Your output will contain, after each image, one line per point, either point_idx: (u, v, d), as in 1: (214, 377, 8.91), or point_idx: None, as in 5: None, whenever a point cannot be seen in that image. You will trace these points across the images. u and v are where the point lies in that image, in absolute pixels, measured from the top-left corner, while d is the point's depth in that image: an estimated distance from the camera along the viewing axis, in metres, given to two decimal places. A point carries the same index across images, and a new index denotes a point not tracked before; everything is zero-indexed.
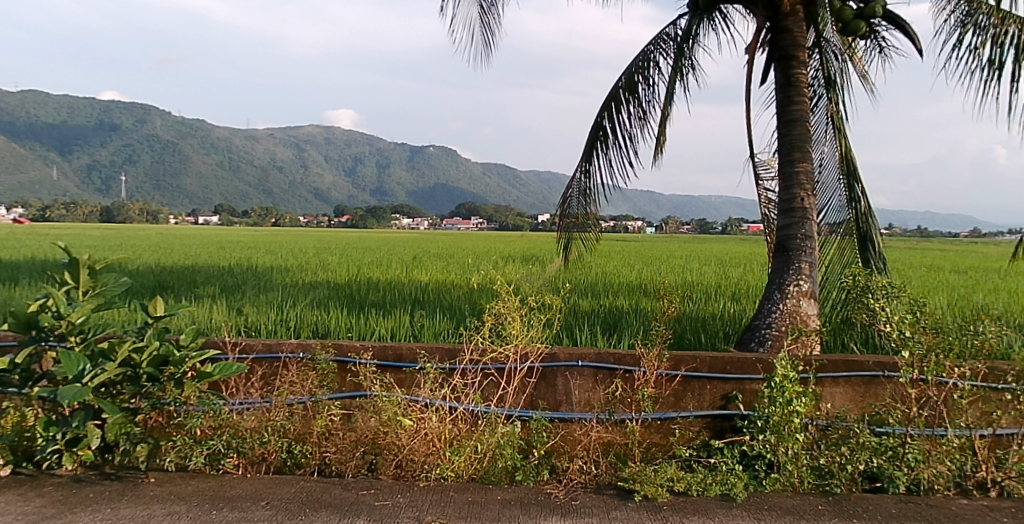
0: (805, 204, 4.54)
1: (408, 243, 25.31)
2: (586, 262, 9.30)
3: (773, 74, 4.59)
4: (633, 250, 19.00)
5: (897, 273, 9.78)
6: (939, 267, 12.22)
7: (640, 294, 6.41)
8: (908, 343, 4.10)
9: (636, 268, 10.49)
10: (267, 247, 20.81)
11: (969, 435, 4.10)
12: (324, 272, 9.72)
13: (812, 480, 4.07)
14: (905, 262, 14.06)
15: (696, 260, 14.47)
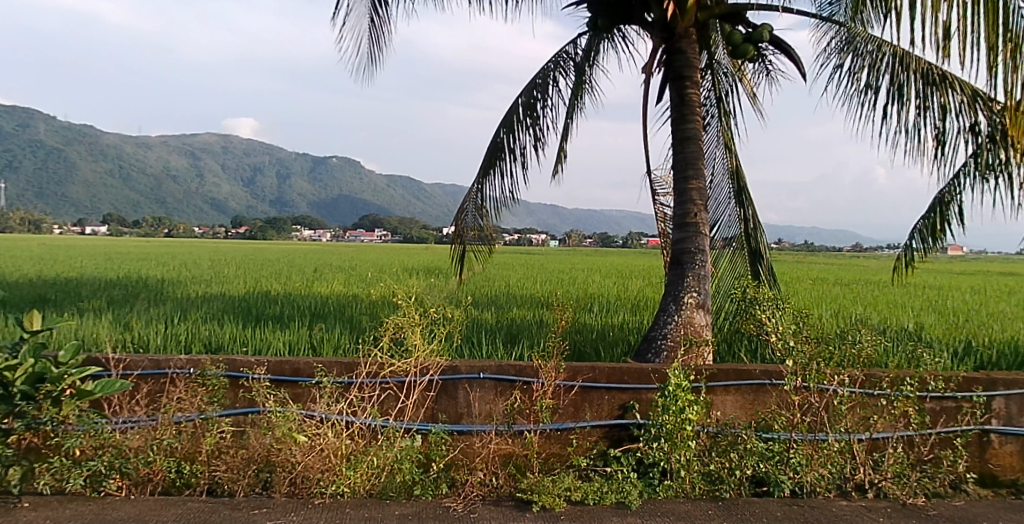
0: (698, 218, 4.69)
1: (319, 256, 24.91)
2: (490, 275, 9.38)
3: (668, 93, 4.75)
4: (533, 263, 19.46)
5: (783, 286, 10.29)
6: (817, 280, 13.01)
7: (543, 306, 6.49)
8: (791, 352, 4.31)
9: (540, 281, 10.64)
10: (163, 259, 20.14)
11: (847, 439, 4.29)
12: (221, 284, 9.42)
13: (702, 485, 4.21)
14: (806, 275, 14.75)
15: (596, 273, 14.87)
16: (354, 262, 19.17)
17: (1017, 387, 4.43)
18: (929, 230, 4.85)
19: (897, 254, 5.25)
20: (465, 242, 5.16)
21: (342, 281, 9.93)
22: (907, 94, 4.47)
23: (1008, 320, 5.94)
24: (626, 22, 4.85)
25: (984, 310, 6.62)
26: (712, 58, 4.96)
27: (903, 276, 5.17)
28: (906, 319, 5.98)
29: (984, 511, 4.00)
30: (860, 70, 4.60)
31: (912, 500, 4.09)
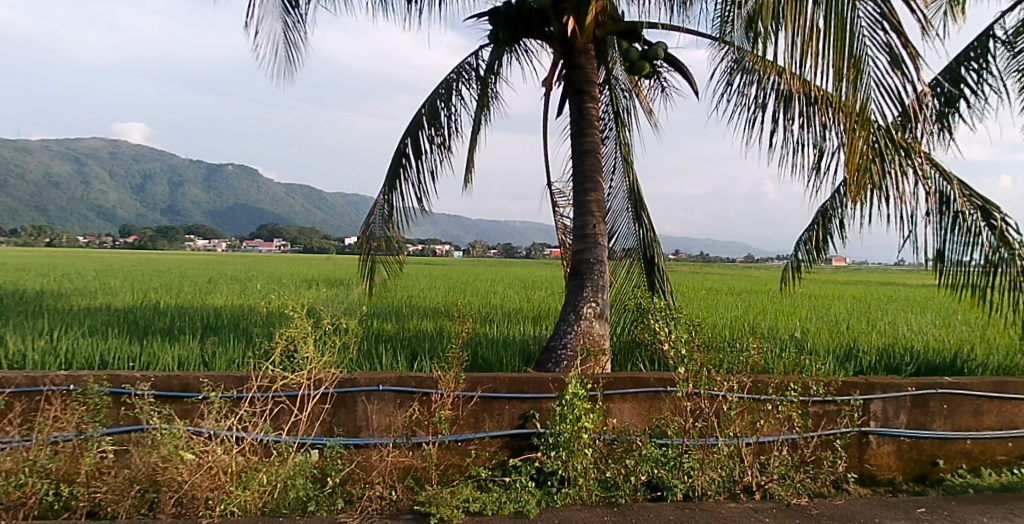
0: (597, 230, 4.80)
1: (228, 266, 24.23)
2: (395, 287, 9.33)
3: (567, 107, 4.85)
4: (444, 273, 19.52)
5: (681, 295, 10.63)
6: (712, 289, 13.56)
7: (446, 316, 6.48)
8: (683, 359, 4.42)
9: (447, 292, 10.63)
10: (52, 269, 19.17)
11: (736, 443, 4.42)
12: (110, 295, 9.02)
13: (598, 492, 4.29)
14: (711, 285, 15.26)
15: (506, 283, 15.00)
16: (270, 273, 18.68)
17: (894, 391, 4.53)
18: (811, 241, 5.10)
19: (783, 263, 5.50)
20: (373, 255, 5.09)
21: (247, 293, 9.66)
22: (790, 113, 4.67)
23: (888, 328, 6.26)
24: (527, 36, 4.93)
25: (869, 318, 6.96)
26: (610, 74, 5.09)
27: (790, 285, 5.39)
28: (793, 327, 6.25)
29: (862, 509, 4.15)
30: (745, 88, 4.81)
31: (795, 500, 4.24)
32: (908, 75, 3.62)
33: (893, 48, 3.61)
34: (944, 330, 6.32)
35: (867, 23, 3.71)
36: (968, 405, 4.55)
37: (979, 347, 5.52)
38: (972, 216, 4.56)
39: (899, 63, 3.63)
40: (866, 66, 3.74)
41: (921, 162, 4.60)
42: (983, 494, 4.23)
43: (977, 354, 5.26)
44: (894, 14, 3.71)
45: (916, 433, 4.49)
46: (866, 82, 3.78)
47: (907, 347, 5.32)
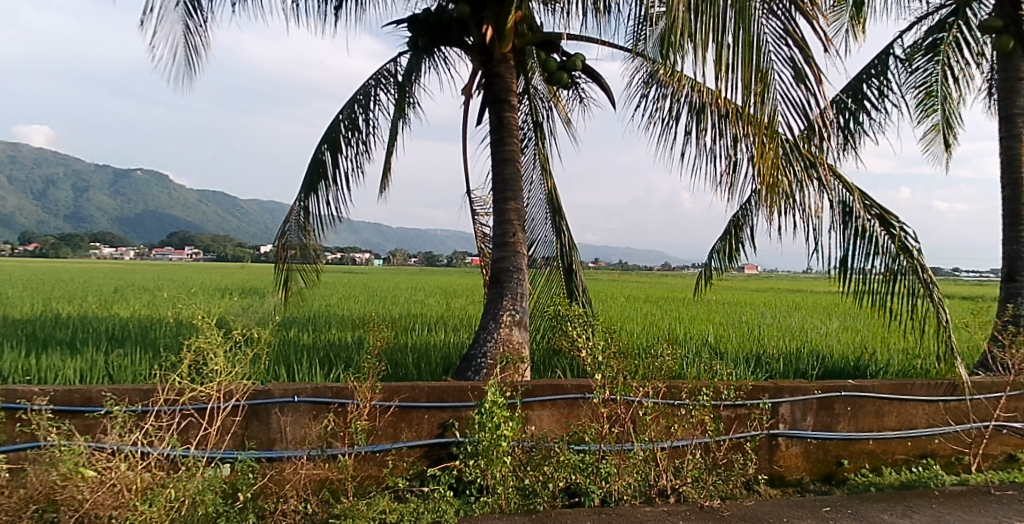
0: (516, 239, 4.83)
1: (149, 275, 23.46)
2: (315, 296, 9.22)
3: (487, 116, 4.87)
4: (372, 282, 19.38)
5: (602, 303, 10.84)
6: (629, 296, 13.88)
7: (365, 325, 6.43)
8: (600, 366, 4.41)
9: (368, 301, 10.58)
10: None
11: (651, 448, 4.48)
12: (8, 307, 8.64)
13: (516, 499, 4.30)
14: (634, 292, 15.59)
15: (431, 292, 15.01)
16: (190, 282, 18.18)
17: (801, 394, 4.67)
18: (723, 249, 5.25)
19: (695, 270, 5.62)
20: (288, 263, 5.02)
21: (156, 303, 9.41)
22: (703, 125, 4.78)
23: (796, 333, 6.50)
24: (446, 44, 4.94)
25: (780, 324, 7.22)
26: (529, 84, 5.15)
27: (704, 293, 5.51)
28: (706, 333, 6.43)
29: (770, 509, 4.27)
30: (661, 99, 4.93)
31: (708, 502, 4.31)
32: (811, 89, 3.76)
33: (797, 63, 3.74)
34: (847, 335, 6.61)
35: (772, 38, 3.83)
36: (870, 407, 4.72)
37: (878, 351, 5.79)
38: (873, 226, 4.70)
39: (803, 77, 3.76)
40: (772, 80, 3.85)
41: (824, 174, 4.75)
42: (884, 491, 4.40)
43: (877, 358, 5.51)
44: (797, 30, 3.85)
45: (822, 435, 4.63)
46: (772, 96, 3.89)
47: (813, 351, 5.53)
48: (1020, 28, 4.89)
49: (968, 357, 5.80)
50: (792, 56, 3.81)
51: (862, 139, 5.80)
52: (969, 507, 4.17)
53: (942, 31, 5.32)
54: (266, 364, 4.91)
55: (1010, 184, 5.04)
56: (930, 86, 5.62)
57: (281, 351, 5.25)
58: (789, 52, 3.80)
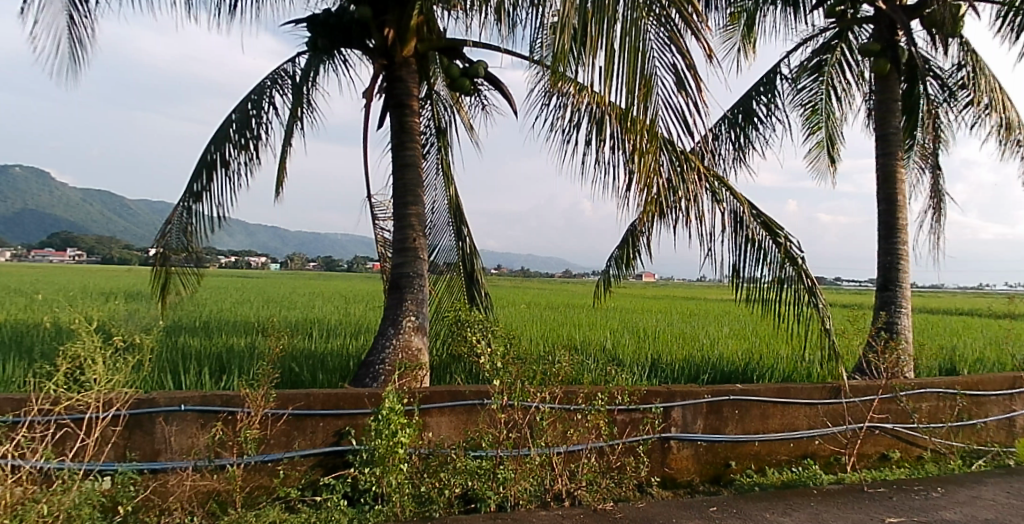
0: (416, 244, 4.82)
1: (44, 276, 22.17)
2: (212, 304, 8.95)
3: (389, 120, 4.86)
4: (282, 287, 18.92)
5: (511, 309, 10.91)
6: (538, 302, 14.04)
7: (260, 332, 6.30)
8: (498, 372, 4.42)
9: (270, 306, 10.33)
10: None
11: (548, 453, 4.51)
12: None
13: (411, 506, 4.26)
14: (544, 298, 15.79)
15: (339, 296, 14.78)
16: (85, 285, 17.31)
17: (692, 398, 4.82)
18: (622, 258, 5.39)
19: (595, 278, 5.73)
20: (169, 265, 5.24)
21: (37, 309, 8.92)
22: (603, 135, 4.88)
23: (691, 340, 6.73)
24: (348, 46, 4.91)
25: (679, 330, 7.44)
26: (432, 89, 5.16)
27: (602, 301, 5.60)
28: (604, 339, 6.56)
29: (661, 510, 4.37)
30: (562, 109, 4.99)
31: (601, 505, 4.37)
32: (691, 96, 3.91)
33: (678, 70, 3.89)
34: (736, 341, 6.89)
35: (657, 45, 3.96)
36: (756, 410, 4.92)
37: (764, 355, 6.04)
38: (758, 234, 4.88)
39: (684, 84, 3.91)
40: (655, 85, 3.96)
41: (715, 184, 4.93)
42: (767, 491, 4.58)
43: (764, 363, 5.76)
44: (680, 38, 3.99)
45: (711, 438, 4.80)
46: (654, 101, 4.01)
47: (703, 357, 5.73)
48: (895, 53, 5.20)
49: (847, 362, 6.12)
50: (674, 63, 3.97)
51: (752, 153, 6.05)
52: (844, 505, 4.37)
53: (828, 52, 5.59)
54: (151, 373, 4.78)
55: (885, 198, 5.35)
56: (815, 105, 5.91)
57: (169, 360, 5.21)
58: (672, 59, 3.95)
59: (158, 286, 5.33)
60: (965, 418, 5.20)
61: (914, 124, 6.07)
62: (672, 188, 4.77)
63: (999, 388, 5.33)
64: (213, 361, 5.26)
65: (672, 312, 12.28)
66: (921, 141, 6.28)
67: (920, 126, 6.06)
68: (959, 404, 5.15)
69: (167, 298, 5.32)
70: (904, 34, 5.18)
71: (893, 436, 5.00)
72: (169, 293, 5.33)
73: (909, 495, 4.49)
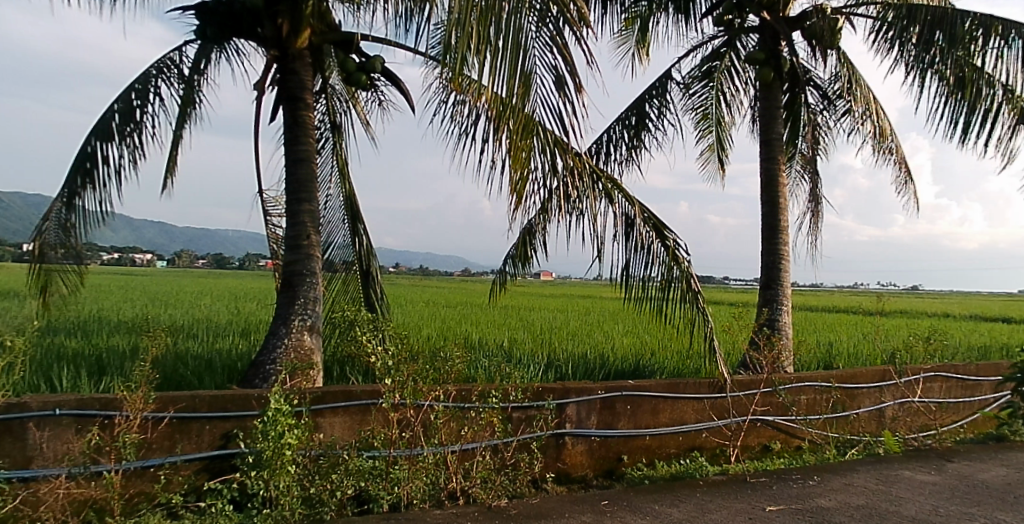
0: (309, 241, 4.83)
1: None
2: (97, 305, 8.52)
3: (281, 113, 4.83)
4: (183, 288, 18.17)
5: (417, 309, 10.87)
6: (446, 302, 14.02)
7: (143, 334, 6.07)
8: (390, 371, 4.37)
9: (163, 308, 9.92)
10: None
11: (442, 451, 4.50)
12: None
13: (301, 510, 4.16)
14: (453, 298, 15.77)
15: (240, 296, 14.32)
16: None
17: (586, 394, 4.91)
18: (517, 254, 5.48)
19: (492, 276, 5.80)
20: (44, 262, 4.99)
21: None
22: (500, 134, 4.94)
23: (586, 337, 6.90)
24: (239, 36, 4.84)
25: (577, 328, 7.58)
26: (326, 83, 5.13)
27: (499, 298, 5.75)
28: (500, 337, 6.64)
29: (554, 506, 4.41)
30: (460, 106, 5.05)
31: (496, 502, 4.37)
32: (569, 96, 4.03)
33: (559, 71, 4.01)
34: (627, 338, 7.13)
35: (539, 45, 4.01)
36: (646, 405, 5.06)
37: (653, 352, 6.27)
38: (648, 237, 5.02)
39: (563, 84, 4.03)
40: (534, 82, 4.02)
41: (608, 186, 5.05)
42: (656, 483, 4.71)
43: (656, 360, 5.95)
44: (562, 40, 4.09)
45: (604, 433, 4.90)
46: (533, 99, 4.12)
47: (594, 353, 5.89)
48: (778, 62, 5.45)
49: (731, 358, 6.42)
50: (554, 64, 4.08)
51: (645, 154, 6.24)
52: (727, 494, 4.56)
53: (717, 59, 5.83)
54: (21, 375, 4.52)
55: (768, 201, 5.61)
56: (705, 110, 6.17)
57: (43, 362, 4.94)
58: (552, 59, 4.03)
59: (35, 287, 5.09)
60: (839, 409, 5.51)
61: (795, 131, 6.39)
62: (568, 188, 4.86)
63: (870, 381, 5.67)
64: (91, 362, 5.02)
65: (575, 313, 12.46)
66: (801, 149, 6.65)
67: (800, 133, 6.38)
68: (834, 397, 5.46)
69: (47, 298, 5.11)
70: (786, 43, 5.41)
71: (773, 428, 5.25)
72: (50, 293, 5.10)
73: (787, 483, 4.72)
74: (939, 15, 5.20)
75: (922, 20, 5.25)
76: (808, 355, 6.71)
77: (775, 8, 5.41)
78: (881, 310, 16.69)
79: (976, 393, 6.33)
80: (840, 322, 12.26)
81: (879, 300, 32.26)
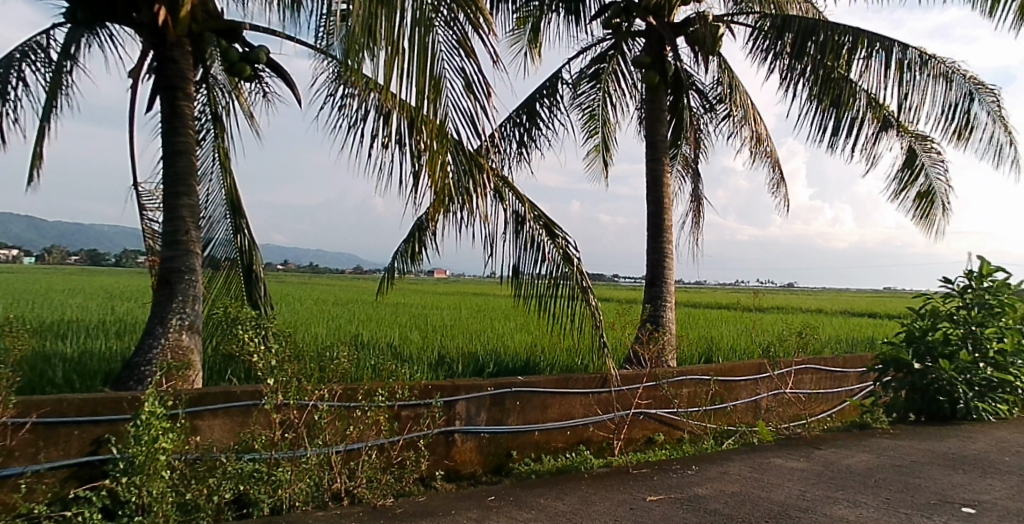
0: (188, 237, 4.68)
1: None
2: None
3: (158, 103, 4.65)
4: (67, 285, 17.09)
5: (315, 307, 10.69)
6: (348, 301, 13.78)
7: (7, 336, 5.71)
8: (272, 370, 4.28)
9: (36, 307, 9.30)
10: None
11: (325, 452, 4.41)
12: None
13: (175, 516, 3.93)
14: (356, 297, 15.53)
15: (126, 295, 13.61)
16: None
17: (475, 391, 4.95)
18: (408, 251, 5.56)
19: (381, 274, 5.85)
20: None
21: None
22: (390, 129, 4.91)
23: (477, 334, 7.00)
24: (113, 21, 4.62)
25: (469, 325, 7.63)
26: (208, 73, 5.01)
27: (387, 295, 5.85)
28: (391, 336, 6.64)
29: (440, 503, 4.41)
30: (348, 100, 4.99)
31: (381, 502, 4.34)
32: (479, 100, 4.19)
33: (467, 74, 4.17)
34: (517, 334, 7.27)
35: (446, 48, 4.16)
36: (535, 401, 5.15)
37: (541, 350, 6.41)
38: (539, 235, 5.10)
39: (472, 87, 4.18)
40: (444, 87, 4.17)
41: (499, 185, 5.13)
42: (542, 477, 4.80)
43: (545, 357, 6.09)
44: (467, 42, 4.23)
45: (493, 429, 4.95)
46: (444, 102, 4.24)
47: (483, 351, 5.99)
48: (663, 66, 5.69)
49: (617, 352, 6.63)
50: (462, 67, 4.21)
51: (534, 152, 6.41)
52: (610, 486, 4.69)
53: (604, 61, 6.05)
54: None
55: (653, 201, 5.87)
56: (592, 110, 6.35)
57: None
58: (460, 63, 4.16)
59: None
60: (717, 401, 5.82)
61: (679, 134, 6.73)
62: (458, 185, 4.89)
63: (747, 374, 6.00)
64: None
65: (475, 309, 12.48)
66: (684, 150, 7.02)
67: (683, 136, 6.73)
68: (712, 388, 5.76)
69: None
70: (670, 49, 5.71)
71: (656, 420, 5.49)
72: None
73: (667, 473, 4.90)
74: (807, 26, 5.49)
75: (794, 30, 5.54)
76: (691, 350, 7.01)
77: (660, 13, 5.63)
78: (773, 308, 17.54)
79: (844, 383, 6.87)
80: (730, 319, 12.82)
81: (774, 296, 33.99)
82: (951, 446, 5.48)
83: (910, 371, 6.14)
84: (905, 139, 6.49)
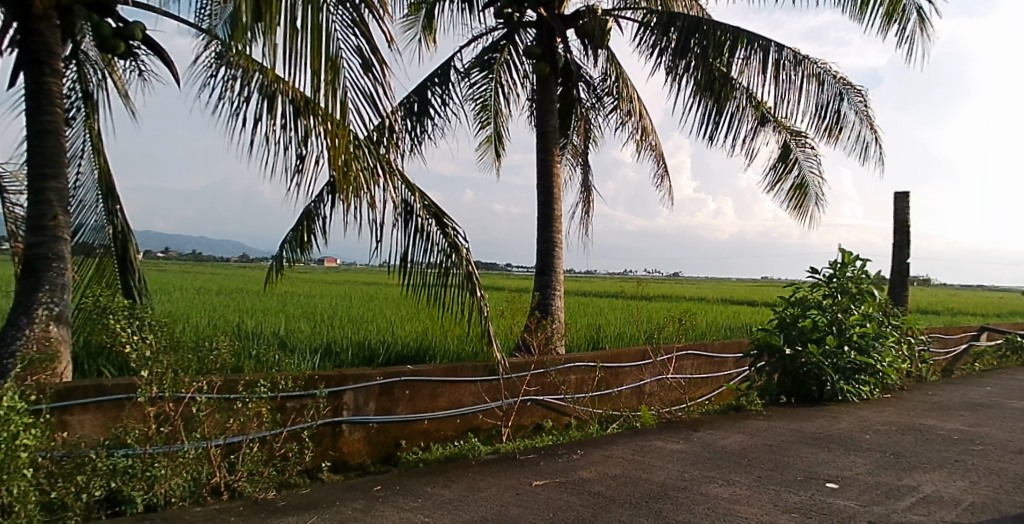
0: (56, 222, 4.44)
1: None
2: None
3: (22, 78, 4.36)
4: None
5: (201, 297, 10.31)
6: (238, 291, 13.30)
7: None
8: (145, 362, 4.05)
9: None
10: None
11: (204, 446, 4.25)
12: None
13: (38, 516, 3.66)
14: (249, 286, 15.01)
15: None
16: None
17: (363, 381, 4.93)
18: (297, 239, 5.53)
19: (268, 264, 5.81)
20: None
21: None
22: (275, 113, 4.73)
23: (366, 323, 6.98)
24: None
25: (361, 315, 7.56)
26: (78, 48, 4.77)
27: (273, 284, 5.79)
28: (278, 326, 6.55)
29: (324, 494, 4.38)
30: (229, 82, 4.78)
31: (262, 495, 4.27)
32: (377, 78, 4.19)
33: (365, 53, 4.13)
34: (407, 323, 7.30)
35: (340, 26, 4.07)
36: (424, 390, 5.19)
37: (431, 341, 6.45)
38: (428, 225, 5.11)
39: (370, 67, 4.16)
40: (341, 67, 4.06)
41: (392, 173, 5.08)
42: (430, 466, 4.83)
43: (435, 347, 6.14)
44: (363, 21, 4.15)
45: (381, 419, 4.96)
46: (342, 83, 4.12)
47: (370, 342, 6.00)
48: (552, 58, 5.95)
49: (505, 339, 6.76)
50: (358, 45, 4.14)
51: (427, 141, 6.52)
52: (497, 472, 4.77)
53: (496, 51, 6.16)
54: None
55: (545, 191, 6.07)
56: (485, 101, 6.46)
57: None
58: (357, 42, 4.08)
59: None
60: (604, 387, 6.06)
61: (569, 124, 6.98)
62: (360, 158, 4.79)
63: (631, 360, 6.28)
64: None
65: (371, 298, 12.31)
66: (573, 140, 7.30)
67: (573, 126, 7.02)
68: (598, 375, 5.98)
69: None
70: (560, 41, 5.97)
71: (544, 406, 5.66)
72: None
73: (553, 459, 5.02)
74: (691, 23, 5.70)
75: (680, 26, 5.73)
76: (580, 339, 7.21)
77: (551, 6, 5.92)
78: (670, 297, 18.10)
79: (723, 368, 7.22)
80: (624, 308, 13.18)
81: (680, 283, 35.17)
82: (819, 425, 5.85)
83: (781, 356, 6.56)
84: (782, 134, 6.81)
